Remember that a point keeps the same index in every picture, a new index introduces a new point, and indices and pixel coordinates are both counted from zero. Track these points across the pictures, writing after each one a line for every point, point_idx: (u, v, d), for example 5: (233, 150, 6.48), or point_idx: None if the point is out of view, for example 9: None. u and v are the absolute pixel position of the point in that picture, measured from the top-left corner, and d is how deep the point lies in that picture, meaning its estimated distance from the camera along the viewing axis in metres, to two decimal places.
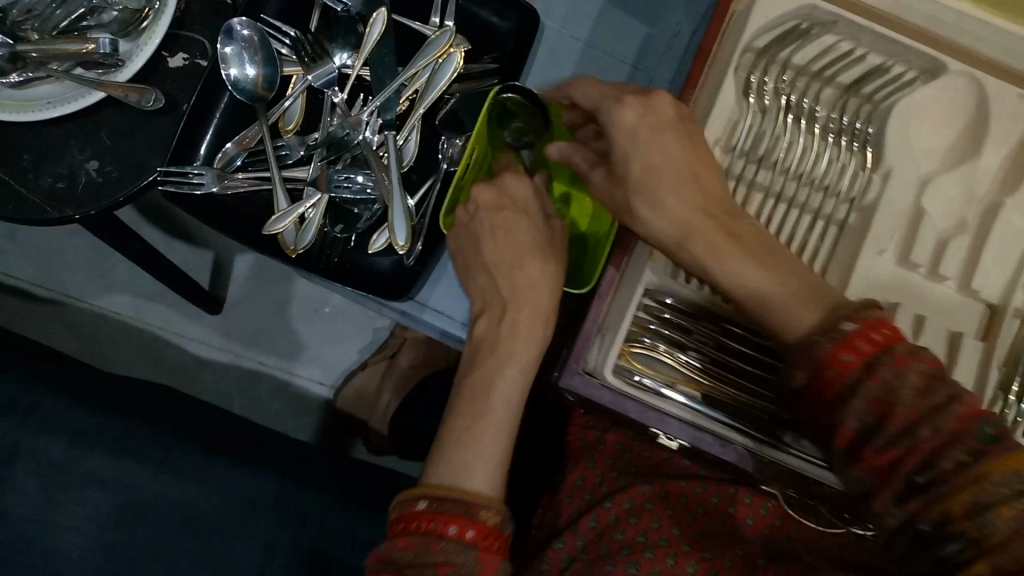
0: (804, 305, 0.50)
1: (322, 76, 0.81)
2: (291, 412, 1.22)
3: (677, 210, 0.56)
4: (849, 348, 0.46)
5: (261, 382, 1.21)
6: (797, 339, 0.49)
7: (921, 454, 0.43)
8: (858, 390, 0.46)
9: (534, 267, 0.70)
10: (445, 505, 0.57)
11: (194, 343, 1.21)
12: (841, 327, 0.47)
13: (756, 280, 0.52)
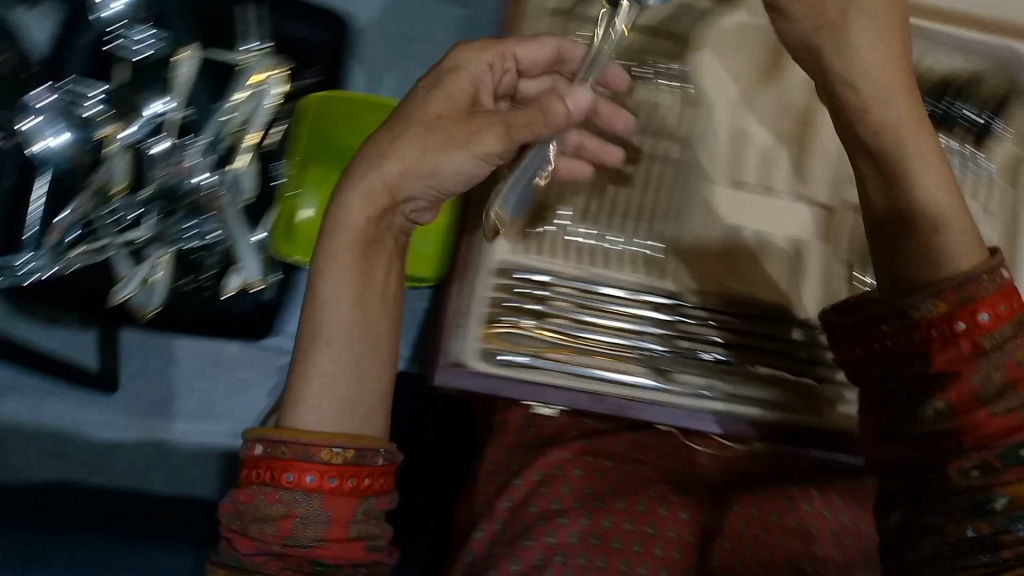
0: (956, 223, 0.60)
1: (142, 125, 1.03)
2: (210, 469, 1.18)
3: (908, 118, 0.61)
4: (988, 308, 0.57)
5: (175, 451, 1.18)
6: (932, 278, 0.60)
7: (1012, 423, 0.57)
8: (1002, 348, 0.57)
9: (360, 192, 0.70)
10: (282, 452, 0.63)
11: (104, 427, 1.17)
12: (990, 276, 0.58)
13: (935, 196, 0.61)
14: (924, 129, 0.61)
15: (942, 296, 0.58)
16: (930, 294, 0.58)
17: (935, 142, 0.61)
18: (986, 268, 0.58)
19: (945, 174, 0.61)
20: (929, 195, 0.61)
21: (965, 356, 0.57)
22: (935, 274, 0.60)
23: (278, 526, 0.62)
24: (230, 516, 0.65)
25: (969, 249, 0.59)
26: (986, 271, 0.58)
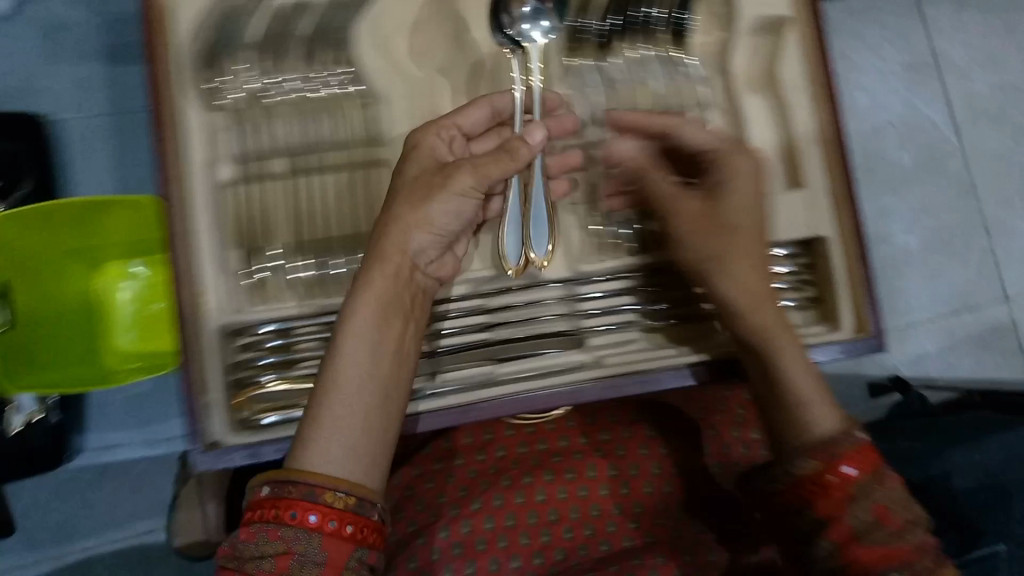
0: (813, 385, 0.52)
1: None
2: None
3: (753, 219, 0.56)
4: (850, 463, 0.49)
5: None
6: (797, 445, 0.51)
7: (884, 550, 0.47)
8: (868, 493, 0.48)
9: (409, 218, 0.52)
10: (290, 489, 0.43)
11: None
12: (857, 434, 0.50)
13: (791, 373, 0.53)
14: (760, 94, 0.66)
15: (815, 453, 0.50)
16: (802, 450, 0.50)
17: (775, 306, 0.55)
18: (843, 431, 0.50)
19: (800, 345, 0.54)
20: (749, 308, 0.54)
21: (836, 503, 0.48)
22: (801, 436, 0.51)
23: (280, 562, 0.42)
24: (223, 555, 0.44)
25: (823, 399, 0.52)
26: (845, 434, 0.50)
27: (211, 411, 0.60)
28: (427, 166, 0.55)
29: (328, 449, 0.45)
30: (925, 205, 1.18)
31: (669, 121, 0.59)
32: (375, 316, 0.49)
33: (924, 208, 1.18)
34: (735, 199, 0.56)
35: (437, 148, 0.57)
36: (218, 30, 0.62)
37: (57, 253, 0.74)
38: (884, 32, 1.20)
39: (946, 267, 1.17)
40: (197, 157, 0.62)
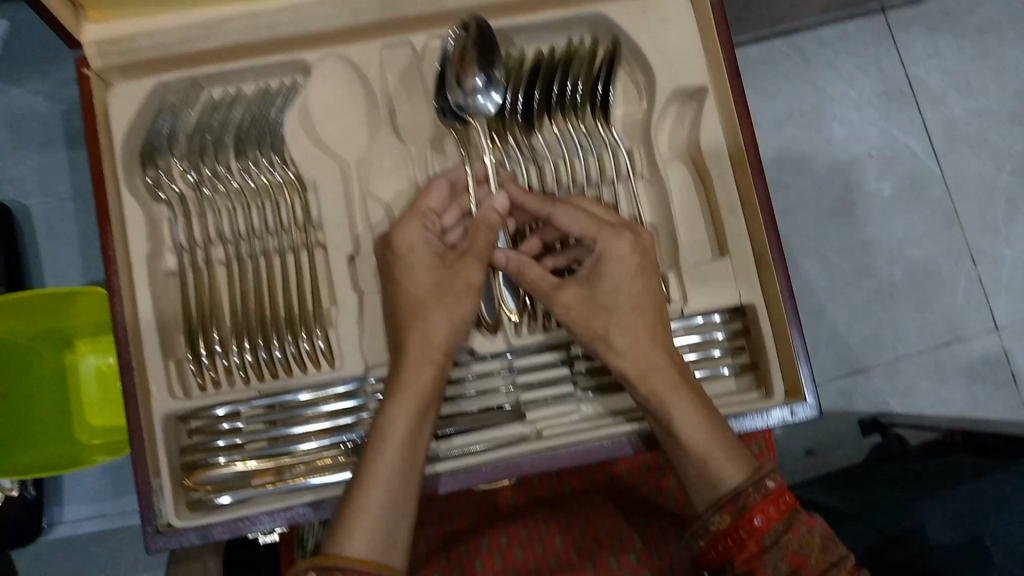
0: (715, 442, 0.54)
1: None
2: None
3: (629, 299, 0.58)
4: (761, 513, 0.50)
5: None
6: (707, 503, 0.53)
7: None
8: (780, 543, 0.49)
9: (439, 317, 0.56)
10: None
11: None
12: (767, 483, 0.51)
13: (692, 433, 0.54)
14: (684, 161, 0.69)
15: (724, 508, 0.51)
16: (712, 506, 0.52)
17: (672, 368, 0.57)
18: (750, 483, 0.51)
19: (702, 406, 0.55)
20: (643, 374, 0.57)
21: (753, 555, 0.50)
22: (711, 493, 0.53)
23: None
24: None
25: (729, 452, 0.54)
26: (752, 483, 0.51)
27: (163, 495, 0.62)
28: (432, 264, 0.58)
29: (373, 539, 0.49)
30: (906, 235, 1.15)
31: (545, 207, 0.60)
32: (414, 411, 0.54)
33: (905, 239, 1.15)
34: (613, 272, 0.57)
35: (431, 238, 0.59)
36: (158, 131, 0.66)
37: (25, 338, 0.77)
38: (855, 61, 1.18)
39: (930, 299, 1.14)
40: (142, 249, 0.64)
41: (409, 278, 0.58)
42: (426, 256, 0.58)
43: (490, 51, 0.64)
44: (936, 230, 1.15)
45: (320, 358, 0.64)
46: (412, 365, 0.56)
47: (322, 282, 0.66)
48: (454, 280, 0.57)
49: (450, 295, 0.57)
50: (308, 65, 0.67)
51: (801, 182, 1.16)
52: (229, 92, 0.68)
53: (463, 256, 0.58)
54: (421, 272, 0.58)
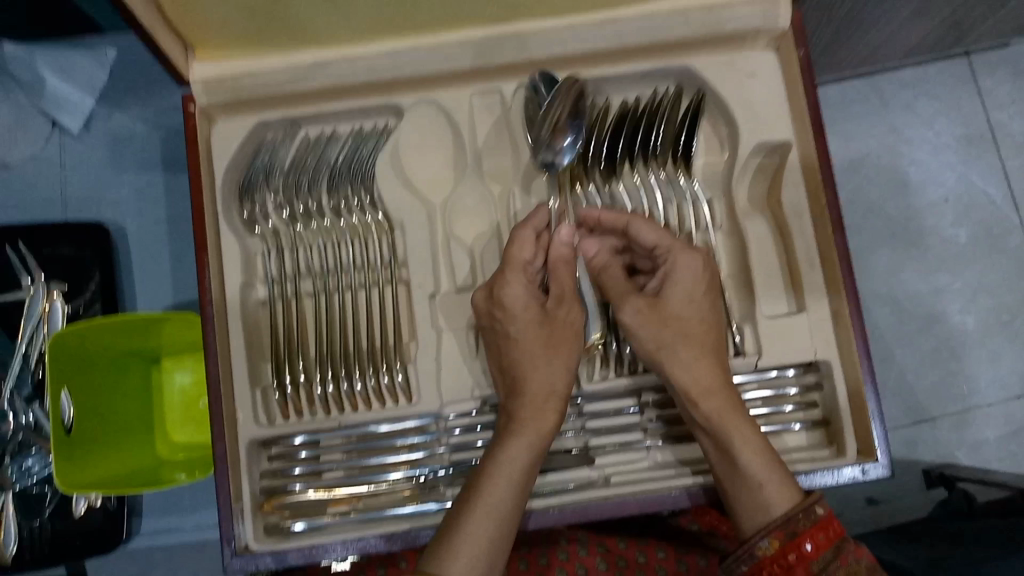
0: (771, 471, 0.54)
1: None
2: None
3: (697, 315, 0.59)
4: (810, 539, 0.51)
5: None
6: (755, 527, 0.53)
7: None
8: (828, 570, 0.50)
9: (558, 366, 0.61)
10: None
11: None
12: (816, 510, 0.52)
13: (751, 461, 0.55)
14: (762, 216, 0.69)
15: (773, 533, 0.51)
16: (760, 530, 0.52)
17: (735, 399, 0.58)
18: (801, 508, 0.52)
19: (759, 440, 0.56)
20: (704, 397, 0.57)
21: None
22: (761, 517, 0.53)
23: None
24: None
25: (781, 481, 0.54)
26: (803, 508, 0.52)
27: (244, 517, 0.64)
28: (538, 317, 0.61)
29: (472, 561, 0.53)
30: (980, 284, 1.13)
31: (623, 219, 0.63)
32: (530, 449, 0.58)
33: (979, 288, 1.13)
34: (681, 292, 0.59)
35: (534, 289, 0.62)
36: (256, 165, 0.69)
37: (113, 354, 0.78)
38: (935, 105, 1.17)
39: (1004, 350, 1.12)
40: (235, 279, 0.67)
41: (524, 329, 0.61)
42: (534, 307, 0.61)
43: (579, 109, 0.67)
44: (1013, 281, 1.13)
45: (399, 393, 0.66)
46: (534, 407, 0.60)
47: (404, 319, 0.69)
48: (560, 327, 0.62)
49: (561, 345, 0.61)
50: (401, 109, 0.69)
51: (875, 225, 1.15)
52: (323, 130, 0.71)
53: (561, 300, 0.62)
54: (533, 323, 0.61)
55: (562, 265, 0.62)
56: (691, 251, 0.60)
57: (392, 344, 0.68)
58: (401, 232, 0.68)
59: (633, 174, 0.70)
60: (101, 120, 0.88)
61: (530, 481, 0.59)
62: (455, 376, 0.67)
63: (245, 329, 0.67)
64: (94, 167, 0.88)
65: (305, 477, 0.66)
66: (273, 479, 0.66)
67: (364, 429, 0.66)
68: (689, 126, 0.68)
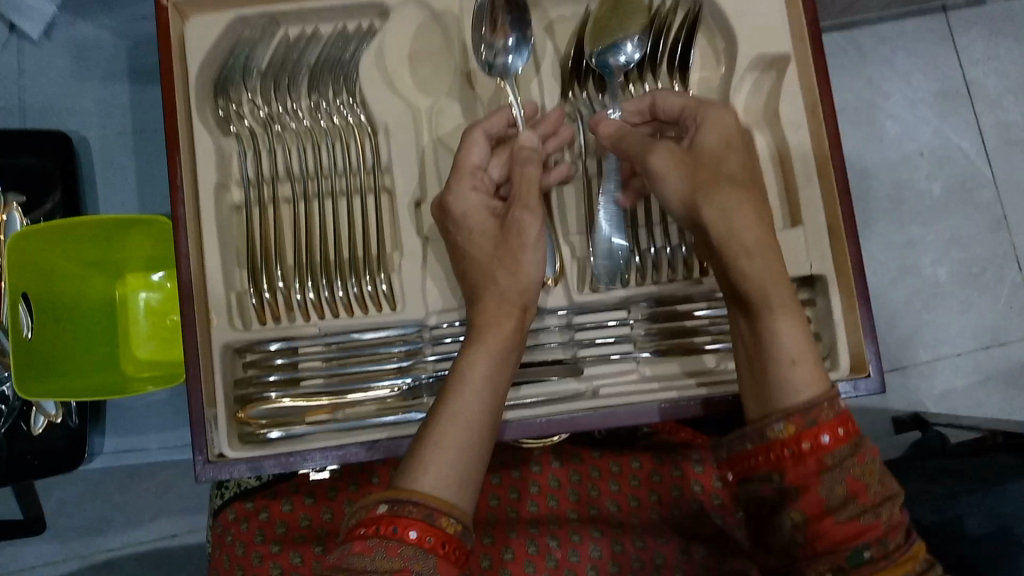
0: (805, 355, 0.49)
1: None
2: None
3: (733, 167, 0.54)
4: (829, 431, 0.46)
5: None
6: (773, 410, 0.48)
7: (858, 525, 0.44)
8: (843, 465, 0.45)
9: (508, 274, 0.57)
10: (410, 509, 0.47)
11: None
12: (839, 401, 0.47)
13: (785, 338, 0.50)
14: (756, 133, 0.68)
15: (790, 417, 0.47)
16: (778, 413, 0.47)
17: (779, 269, 0.51)
18: (827, 397, 0.47)
19: (801, 324, 0.50)
20: (745, 256, 0.51)
21: (809, 472, 0.45)
22: (781, 399, 0.48)
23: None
24: (378, 515, 0.47)
25: (813, 365, 0.49)
26: (827, 397, 0.47)
27: (218, 425, 0.62)
28: (489, 228, 0.59)
29: (448, 477, 0.49)
30: (952, 237, 1.14)
31: (648, 98, 0.62)
32: (492, 359, 0.54)
33: (952, 241, 1.13)
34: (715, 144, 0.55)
35: (485, 197, 0.60)
36: (231, 63, 0.66)
37: (76, 266, 0.75)
38: (913, 59, 1.16)
39: (974, 303, 1.12)
40: (211, 180, 0.64)
41: (471, 241, 0.58)
42: (483, 218, 0.59)
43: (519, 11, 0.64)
44: (984, 234, 1.13)
45: (382, 301, 0.64)
46: (492, 314, 0.56)
47: (387, 226, 0.66)
48: (510, 237, 0.57)
49: (509, 256, 0.57)
50: (387, 9, 0.66)
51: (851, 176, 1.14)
52: (304, 30, 0.68)
53: (513, 205, 0.58)
54: (479, 233, 0.58)
55: (520, 167, 0.59)
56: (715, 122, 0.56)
57: (375, 252, 0.65)
58: (385, 134, 0.65)
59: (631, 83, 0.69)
60: (64, 28, 0.84)
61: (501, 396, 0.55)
62: (441, 286, 0.65)
63: (221, 233, 0.63)
64: (57, 75, 0.85)
65: (280, 386, 0.63)
66: (246, 389, 0.63)
67: (347, 337, 0.64)
68: (690, 30, 0.66)
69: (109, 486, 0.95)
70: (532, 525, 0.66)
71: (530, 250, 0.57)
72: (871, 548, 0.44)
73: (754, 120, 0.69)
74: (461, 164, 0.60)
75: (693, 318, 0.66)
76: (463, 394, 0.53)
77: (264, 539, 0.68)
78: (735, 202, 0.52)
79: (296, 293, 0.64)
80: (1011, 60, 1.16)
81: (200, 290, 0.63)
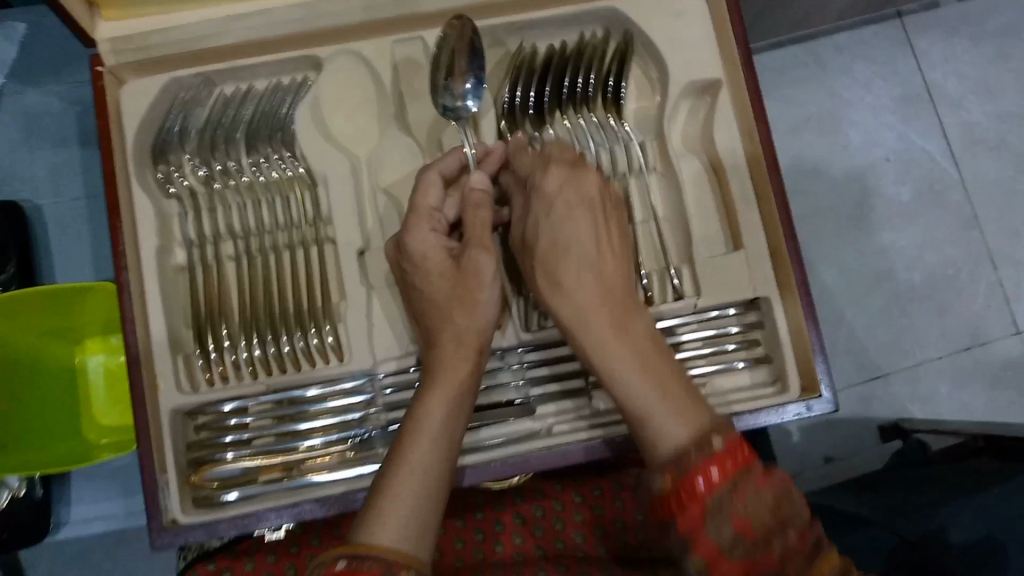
0: (662, 401, 0.46)
1: None
2: None
3: (573, 219, 0.53)
4: (704, 473, 0.42)
5: None
6: (649, 462, 0.45)
7: (750, 562, 0.41)
8: (724, 506, 0.42)
9: (463, 316, 0.56)
10: (369, 565, 0.45)
11: None
12: (712, 443, 0.43)
13: (634, 387, 0.47)
14: (691, 159, 0.68)
15: (667, 470, 0.44)
16: (656, 465, 0.44)
17: (617, 316, 0.50)
18: (693, 444, 0.43)
19: (649, 368, 0.47)
20: (576, 318, 0.50)
21: (694, 519, 0.42)
22: (653, 452, 0.45)
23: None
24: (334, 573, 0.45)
25: (673, 408, 0.46)
26: (693, 444, 0.44)
27: (170, 488, 0.61)
28: (446, 269, 0.57)
29: (404, 526, 0.48)
30: (925, 240, 1.11)
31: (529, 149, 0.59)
32: (447, 406, 0.54)
33: (925, 243, 1.11)
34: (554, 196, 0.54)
35: (441, 237, 0.58)
36: (168, 127, 0.66)
37: (37, 336, 0.76)
38: (872, 67, 1.14)
39: (951, 306, 1.10)
40: (153, 242, 0.64)
41: (428, 283, 0.57)
42: (441, 259, 0.57)
43: (477, 54, 0.64)
44: (956, 236, 1.11)
45: (329, 353, 0.64)
46: (447, 357, 0.56)
47: (331, 277, 0.66)
48: (466, 278, 0.56)
49: (466, 295, 0.56)
50: (320, 61, 0.67)
51: (818, 188, 1.12)
52: (240, 87, 0.68)
53: (467, 246, 0.57)
54: (437, 275, 0.57)
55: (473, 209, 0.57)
56: (555, 164, 0.55)
57: (321, 302, 0.64)
58: (325, 185, 0.66)
59: (565, 117, 0.68)
60: (12, 96, 0.86)
61: (458, 439, 0.54)
62: (389, 333, 0.64)
63: (165, 296, 0.64)
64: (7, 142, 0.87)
65: (237, 446, 0.63)
66: (200, 451, 0.63)
67: (296, 393, 0.63)
68: (623, 58, 0.67)
69: (82, 556, 0.92)
70: (503, 565, 0.65)
71: (488, 290, 0.56)
72: None
73: (694, 150, 0.69)
74: (417, 210, 0.59)
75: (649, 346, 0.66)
76: (415, 443, 0.52)
77: None
78: (558, 249, 0.52)
79: (247, 352, 0.63)
80: (969, 60, 1.14)
81: (145, 354, 0.62)
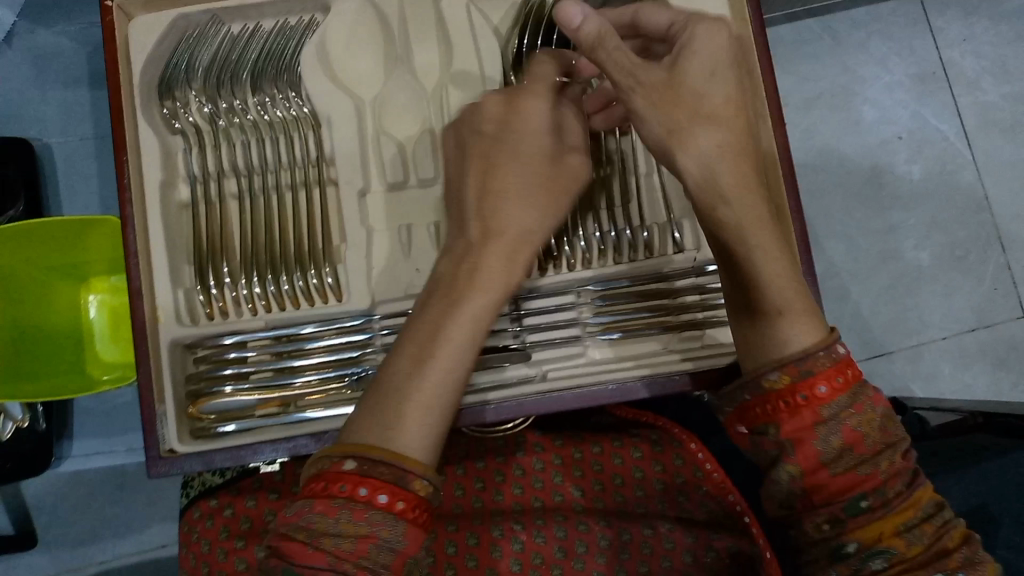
0: (790, 301, 0.45)
1: None
2: None
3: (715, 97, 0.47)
4: (826, 382, 0.43)
5: None
6: (762, 361, 0.45)
7: (852, 478, 0.43)
8: (840, 417, 0.43)
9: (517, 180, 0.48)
10: (383, 471, 0.40)
11: None
12: (836, 349, 0.44)
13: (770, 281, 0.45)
14: None
15: (785, 367, 0.44)
16: (772, 363, 0.44)
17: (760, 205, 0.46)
18: (823, 346, 0.44)
19: (784, 258, 0.46)
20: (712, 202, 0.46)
21: (804, 425, 0.43)
22: (772, 351, 0.45)
23: (359, 545, 0.39)
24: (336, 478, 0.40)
25: (801, 314, 0.45)
26: (824, 345, 0.44)
27: (167, 419, 0.62)
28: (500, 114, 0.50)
29: (425, 428, 0.42)
30: (935, 219, 1.10)
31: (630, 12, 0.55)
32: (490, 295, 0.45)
33: (935, 222, 1.09)
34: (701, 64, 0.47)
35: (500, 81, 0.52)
36: (176, 64, 0.66)
37: (41, 273, 0.77)
38: (887, 44, 1.12)
39: (958, 287, 1.08)
40: (156, 176, 0.64)
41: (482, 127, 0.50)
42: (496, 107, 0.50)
43: None
44: (966, 216, 1.09)
45: (328, 294, 0.65)
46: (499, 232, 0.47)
47: (333, 220, 0.66)
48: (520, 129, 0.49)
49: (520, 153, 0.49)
50: (328, 3, 0.67)
51: (827, 165, 1.10)
52: (246, 28, 0.69)
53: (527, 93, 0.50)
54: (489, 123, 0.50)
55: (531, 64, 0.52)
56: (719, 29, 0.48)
57: (321, 243, 0.65)
58: (327, 127, 0.66)
59: None
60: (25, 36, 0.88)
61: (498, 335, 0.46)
62: (387, 276, 0.65)
63: (167, 231, 0.64)
64: (18, 81, 0.88)
65: (235, 380, 0.63)
66: (197, 384, 0.63)
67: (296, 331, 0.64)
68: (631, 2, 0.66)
69: (83, 493, 0.94)
70: (496, 513, 0.66)
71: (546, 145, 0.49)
72: (868, 496, 0.42)
73: None
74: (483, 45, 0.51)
75: (645, 295, 0.66)
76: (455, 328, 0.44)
77: (228, 535, 0.67)
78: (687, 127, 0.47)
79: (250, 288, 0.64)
80: (990, 40, 1.12)
81: (146, 285, 0.63)
